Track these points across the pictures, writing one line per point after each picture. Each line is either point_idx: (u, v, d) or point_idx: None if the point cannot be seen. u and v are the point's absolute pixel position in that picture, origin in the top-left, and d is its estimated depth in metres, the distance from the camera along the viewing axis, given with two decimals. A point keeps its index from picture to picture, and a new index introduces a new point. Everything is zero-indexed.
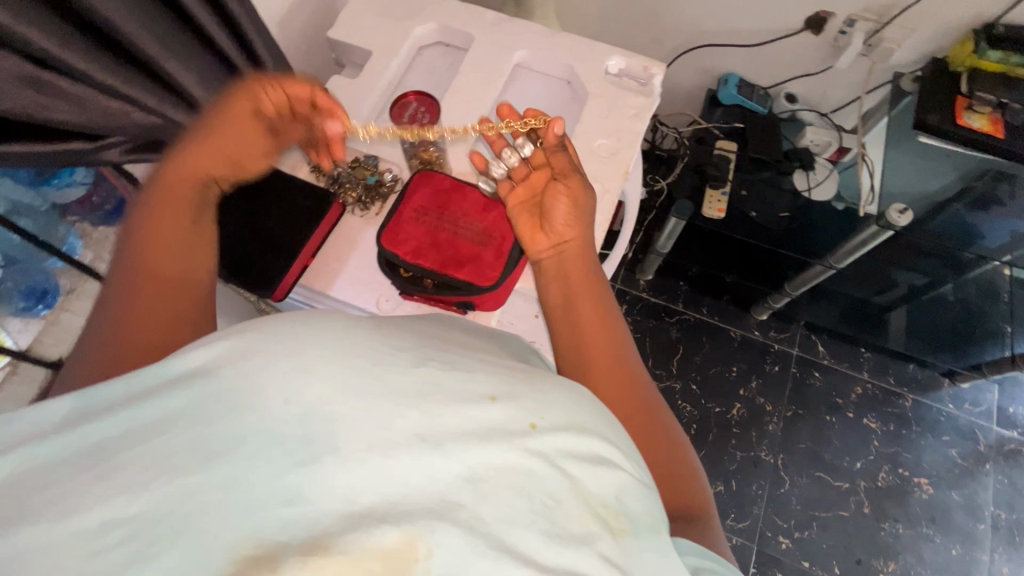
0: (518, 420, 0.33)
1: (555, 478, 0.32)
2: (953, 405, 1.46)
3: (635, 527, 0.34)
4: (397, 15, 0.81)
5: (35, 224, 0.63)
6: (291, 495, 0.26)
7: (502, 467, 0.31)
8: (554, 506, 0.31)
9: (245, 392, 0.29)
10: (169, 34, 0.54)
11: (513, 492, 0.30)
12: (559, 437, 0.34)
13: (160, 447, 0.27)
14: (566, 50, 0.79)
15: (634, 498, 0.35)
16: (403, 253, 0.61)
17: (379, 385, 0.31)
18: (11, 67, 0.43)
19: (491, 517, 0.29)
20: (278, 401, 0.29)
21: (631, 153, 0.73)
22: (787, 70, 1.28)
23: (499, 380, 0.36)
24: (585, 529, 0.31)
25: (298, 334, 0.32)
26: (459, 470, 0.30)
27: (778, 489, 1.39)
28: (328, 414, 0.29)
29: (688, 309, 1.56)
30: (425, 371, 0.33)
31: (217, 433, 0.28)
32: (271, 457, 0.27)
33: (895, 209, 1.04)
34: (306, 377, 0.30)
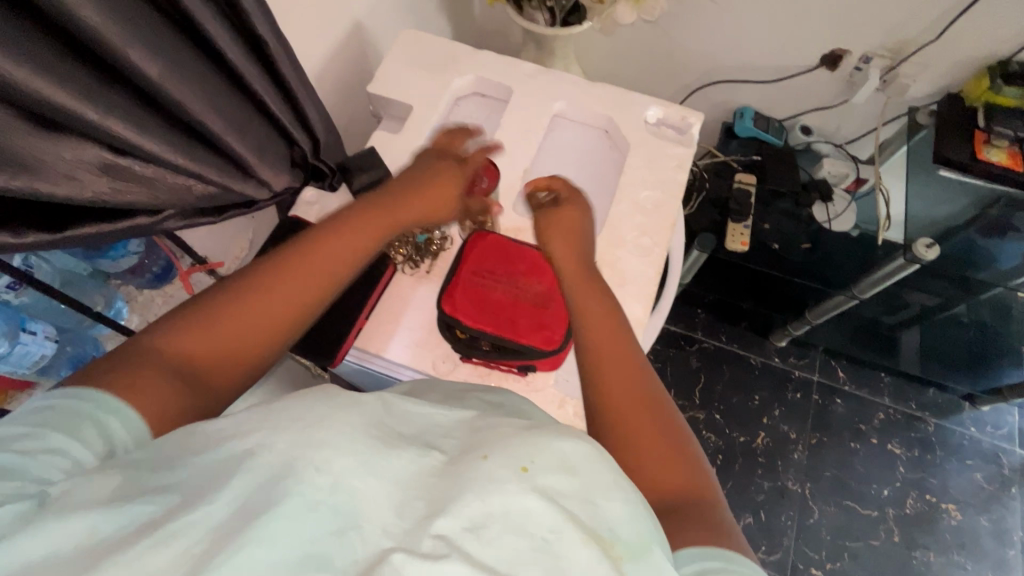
0: (510, 466, 0.34)
1: (551, 514, 0.32)
2: (975, 428, 1.47)
3: (635, 552, 0.33)
4: (435, 69, 0.82)
5: (83, 295, 0.61)
6: (321, 560, 0.30)
7: (504, 514, 0.32)
8: (554, 540, 0.31)
9: (280, 466, 0.33)
10: (230, 108, 0.54)
11: (510, 535, 0.31)
12: (556, 477, 0.34)
13: (206, 515, 0.31)
14: (604, 101, 0.80)
15: (630, 525, 0.34)
16: (461, 316, 0.62)
17: (395, 465, 0.35)
18: (91, 157, 0.43)
19: (494, 563, 0.31)
20: (310, 470, 0.33)
21: (677, 205, 0.73)
22: (802, 104, 1.31)
23: (490, 440, 0.37)
24: (591, 556, 0.31)
25: (332, 418, 0.36)
26: (462, 523, 0.32)
27: (808, 519, 1.37)
28: (353, 488, 0.33)
29: (707, 337, 1.56)
30: (436, 454, 0.37)
31: (256, 501, 0.32)
32: (301, 525, 0.31)
33: (921, 242, 1.06)
34: (333, 450, 0.34)
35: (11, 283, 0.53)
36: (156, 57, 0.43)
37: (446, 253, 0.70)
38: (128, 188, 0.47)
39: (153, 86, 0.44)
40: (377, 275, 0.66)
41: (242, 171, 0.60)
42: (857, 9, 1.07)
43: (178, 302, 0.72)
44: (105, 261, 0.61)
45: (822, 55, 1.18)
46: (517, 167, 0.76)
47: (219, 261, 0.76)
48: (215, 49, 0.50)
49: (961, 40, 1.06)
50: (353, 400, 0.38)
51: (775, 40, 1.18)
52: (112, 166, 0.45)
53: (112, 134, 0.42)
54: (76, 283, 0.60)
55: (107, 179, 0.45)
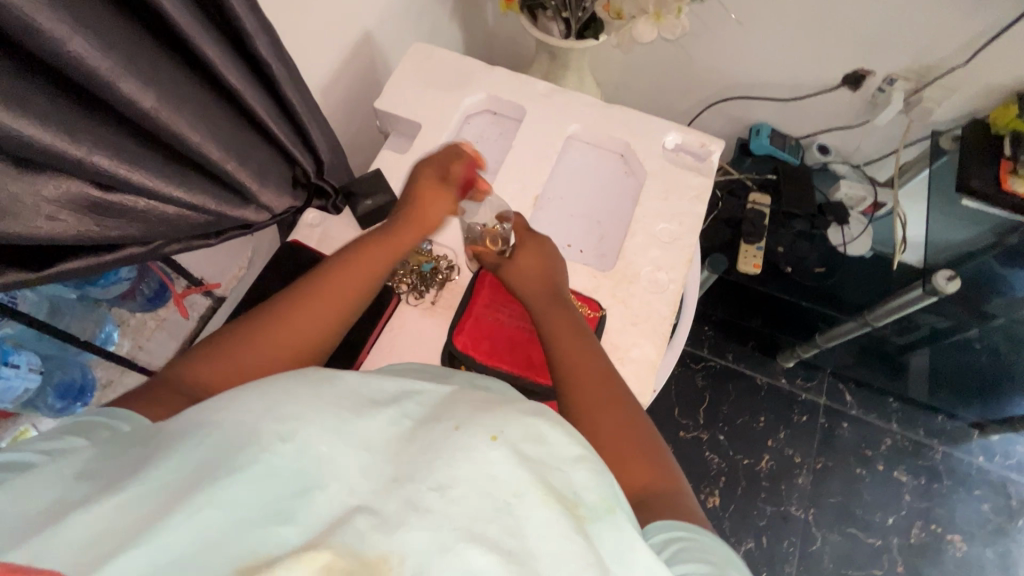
0: (477, 433, 0.35)
1: (518, 475, 0.33)
2: (984, 457, 1.44)
3: (594, 514, 0.35)
4: (445, 85, 0.78)
5: (71, 322, 0.58)
6: (284, 516, 0.31)
7: (468, 476, 0.33)
8: (516, 502, 0.32)
9: (246, 431, 0.35)
10: (228, 134, 0.51)
11: (473, 494, 0.32)
12: (519, 443, 0.35)
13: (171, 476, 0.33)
14: (621, 125, 0.76)
15: (593, 490, 0.36)
16: (471, 352, 0.61)
17: (360, 427, 0.36)
18: (78, 197, 0.40)
19: (457, 519, 0.31)
20: (276, 440, 0.34)
21: (694, 239, 0.70)
22: (821, 123, 1.27)
23: (459, 412, 0.38)
24: (552, 516, 0.32)
25: (299, 394, 0.37)
26: (428, 485, 0.32)
27: (810, 546, 1.35)
28: (319, 452, 0.34)
29: (713, 356, 1.53)
30: (398, 415, 0.38)
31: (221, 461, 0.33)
32: (271, 481, 0.32)
33: (942, 275, 1.03)
34: (295, 417, 0.35)
35: None
36: (151, 89, 0.40)
37: (454, 284, 0.67)
38: (119, 223, 0.45)
39: (146, 119, 0.41)
40: (381, 307, 0.63)
41: (241, 197, 0.57)
42: (883, 29, 1.03)
43: (172, 325, 0.70)
44: (96, 287, 0.58)
45: (845, 75, 1.14)
46: (529, 193, 0.73)
47: (217, 282, 0.73)
48: (214, 75, 0.47)
49: (990, 66, 1.02)
50: (323, 382, 0.39)
51: (796, 58, 1.14)
52: (99, 205, 0.42)
53: (100, 172, 0.39)
54: (66, 311, 0.58)
55: (94, 217, 0.42)
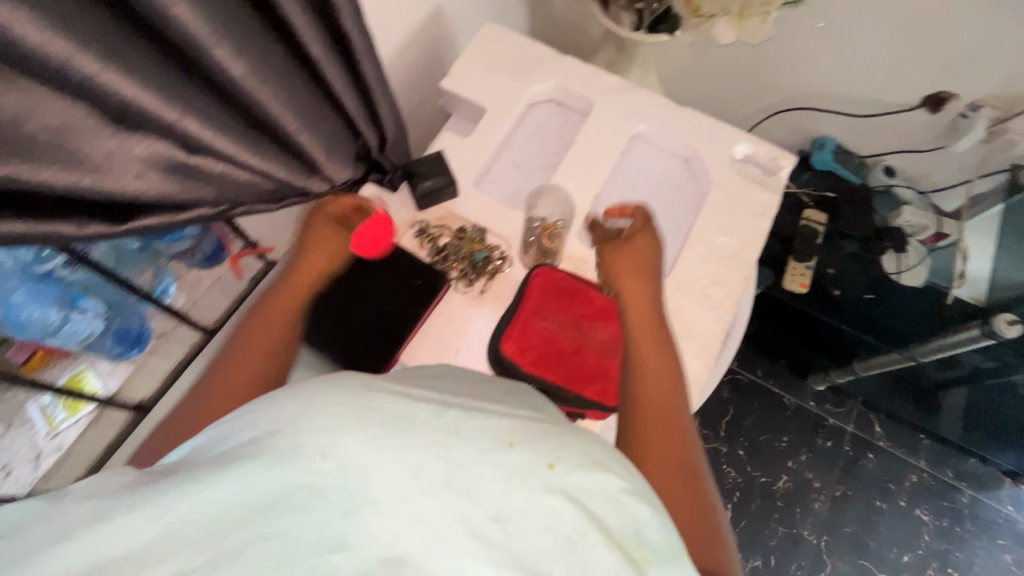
0: (538, 462, 0.35)
1: (576, 514, 0.34)
2: (1013, 507, 1.39)
3: (656, 556, 0.37)
4: (514, 70, 0.77)
5: (131, 272, 0.59)
6: (335, 543, 0.31)
7: (531, 511, 0.33)
8: (578, 540, 0.33)
9: (284, 449, 0.32)
10: (306, 105, 0.51)
11: (537, 531, 0.33)
12: (576, 476, 0.36)
13: (215, 504, 0.31)
14: (690, 130, 0.74)
15: (654, 530, 0.38)
16: (517, 360, 0.59)
17: (407, 434, 0.33)
18: (163, 157, 0.40)
19: (522, 553, 0.32)
20: (317, 456, 0.32)
21: (755, 256, 0.68)
22: (891, 143, 1.21)
23: (514, 425, 0.37)
24: (610, 558, 0.33)
25: (328, 399, 0.34)
26: (489, 512, 0.32)
27: (818, 572, 1.33)
28: (363, 467, 0.32)
29: (742, 369, 1.50)
30: (450, 417, 0.36)
31: (263, 491, 0.31)
32: (318, 506, 0.31)
33: (1004, 319, 0.97)
34: (333, 428, 0.32)
35: (67, 261, 0.52)
36: (243, 58, 0.40)
37: (504, 276, 0.67)
38: (196, 185, 0.45)
39: (232, 83, 0.41)
40: (431, 294, 0.64)
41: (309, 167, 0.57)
42: (976, 51, 0.97)
43: (226, 284, 0.71)
44: (161, 242, 0.59)
45: (925, 96, 1.08)
46: (589, 191, 0.72)
47: (270, 247, 0.74)
48: (298, 45, 0.47)
49: None
50: (360, 383, 0.36)
51: (874, 73, 1.08)
52: (185, 166, 0.43)
53: (188, 136, 0.40)
54: (128, 262, 0.58)
55: (178, 178, 0.43)
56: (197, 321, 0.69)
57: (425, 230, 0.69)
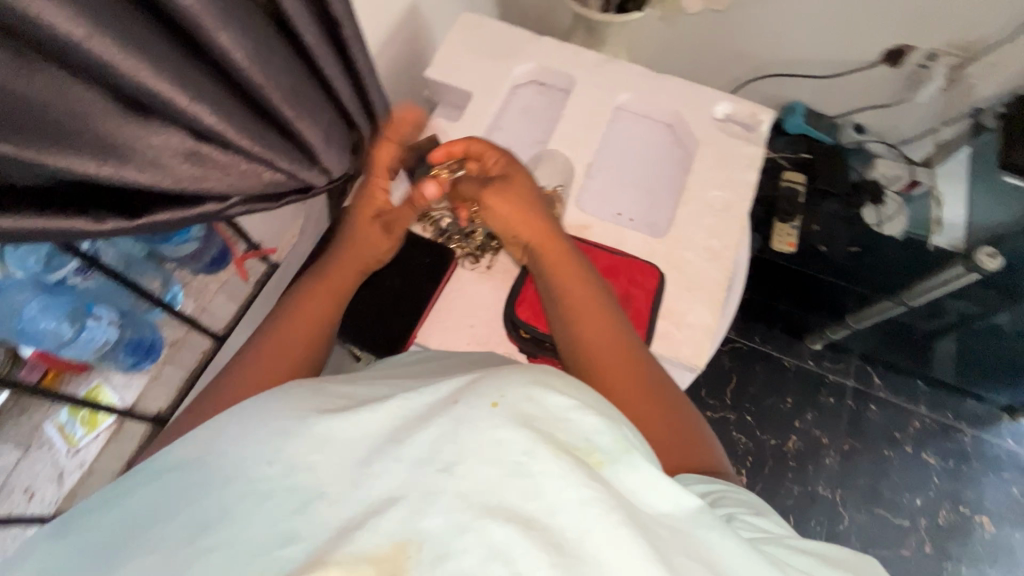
0: (481, 404, 0.38)
1: (525, 438, 0.36)
2: (1014, 441, 1.43)
3: (610, 457, 0.39)
4: (495, 55, 0.79)
5: (139, 277, 0.59)
6: (288, 536, 0.35)
7: (474, 449, 0.36)
8: (528, 461, 0.36)
9: (228, 472, 0.38)
10: (305, 93, 0.52)
11: (484, 465, 0.36)
12: (520, 406, 0.39)
13: (160, 535, 0.36)
14: (672, 95, 0.76)
15: (605, 432, 0.40)
16: (535, 325, 0.62)
17: (350, 429, 0.40)
18: (178, 144, 0.41)
19: (471, 492, 0.35)
20: (266, 463, 0.38)
21: (747, 206, 0.70)
22: (858, 99, 1.26)
23: (453, 389, 0.41)
24: (562, 464, 0.36)
25: (274, 419, 0.41)
26: (437, 467, 0.36)
27: (837, 525, 1.35)
28: (309, 463, 0.38)
29: (740, 337, 1.53)
30: (394, 404, 0.41)
31: (205, 515, 0.36)
32: (266, 504, 0.36)
33: (986, 252, 1.00)
34: (280, 438, 0.39)
35: (77, 266, 0.52)
36: (246, 42, 0.41)
37: (509, 249, 0.68)
38: (208, 175, 0.46)
39: (238, 69, 0.42)
40: (441, 271, 0.66)
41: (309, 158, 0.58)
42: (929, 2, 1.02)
43: (232, 287, 0.71)
44: (167, 246, 0.59)
45: (885, 51, 1.13)
46: (581, 161, 0.73)
47: (273, 248, 0.75)
48: (292, 32, 0.48)
49: None
50: (309, 396, 0.43)
51: (836, 34, 1.13)
52: (198, 153, 0.43)
53: (199, 122, 0.40)
54: (135, 267, 0.59)
55: (193, 166, 0.43)
56: (207, 327, 0.69)
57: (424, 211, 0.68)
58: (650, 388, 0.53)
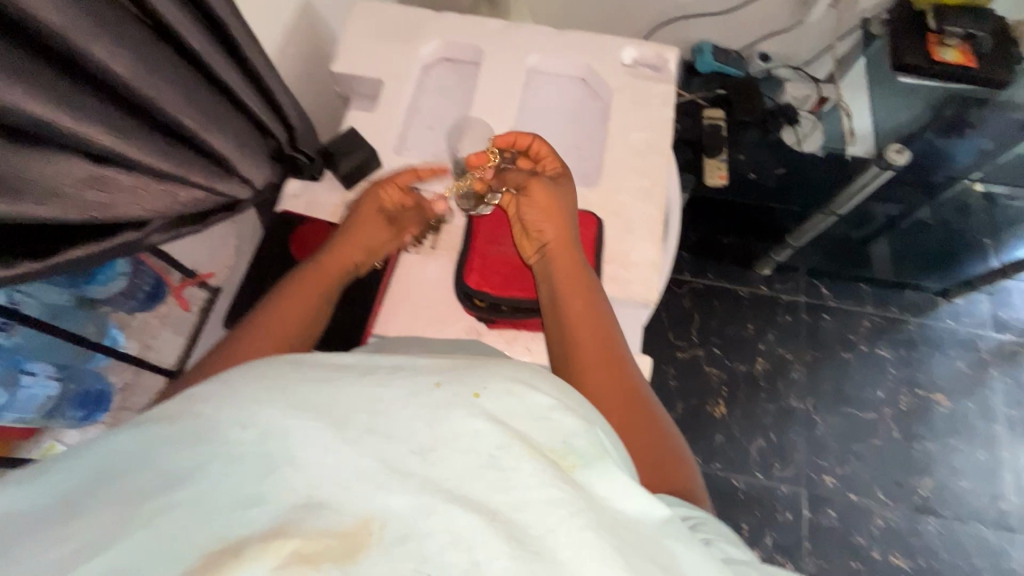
0: (462, 393, 0.36)
1: (497, 433, 0.34)
2: (952, 320, 1.55)
3: (583, 459, 0.36)
4: (399, 38, 0.78)
5: (72, 325, 0.56)
6: (256, 499, 0.31)
7: (452, 437, 0.34)
8: (501, 454, 0.33)
9: (200, 429, 0.33)
10: (205, 101, 0.50)
11: (456, 453, 0.33)
12: (503, 400, 0.36)
13: (131, 488, 0.31)
14: (578, 48, 0.78)
15: (581, 436, 0.37)
16: (487, 289, 0.62)
17: (324, 399, 0.35)
18: (75, 170, 0.39)
19: (440, 478, 0.32)
20: (235, 427, 0.33)
21: (669, 142, 0.73)
22: (758, 29, 1.32)
23: (442, 367, 0.38)
24: (533, 464, 0.33)
25: (258, 380, 0.36)
26: (411, 447, 0.33)
27: (814, 431, 1.44)
28: (284, 430, 0.33)
29: (695, 277, 1.59)
30: (379, 377, 0.37)
31: (173, 471, 0.32)
32: (237, 469, 0.32)
33: (893, 149, 1.09)
34: (252, 403, 0.34)
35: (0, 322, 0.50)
36: (125, 52, 0.40)
37: (450, 226, 0.67)
38: (117, 200, 0.44)
39: (124, 83, 0.41)
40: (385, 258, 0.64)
41: (223, 169, 0.56)
42: None
43: (176, 319, 0.69)
44: (93, 286, 0.57)
45: None
46: (504, 127, 0.74)
47: (210, 272, 0.73)
48: (180, 42, 0.46)
49: None
50: (290, 363, 0.38)
51: None
52: (101, 178, 0.41)
53: (93, 142, 0.39)
54: (65, 315, 0.56)
55: (96, 191, 0.42)
56: (160, 364, 0.67)
57: None
58: (622, 378, 0.53)
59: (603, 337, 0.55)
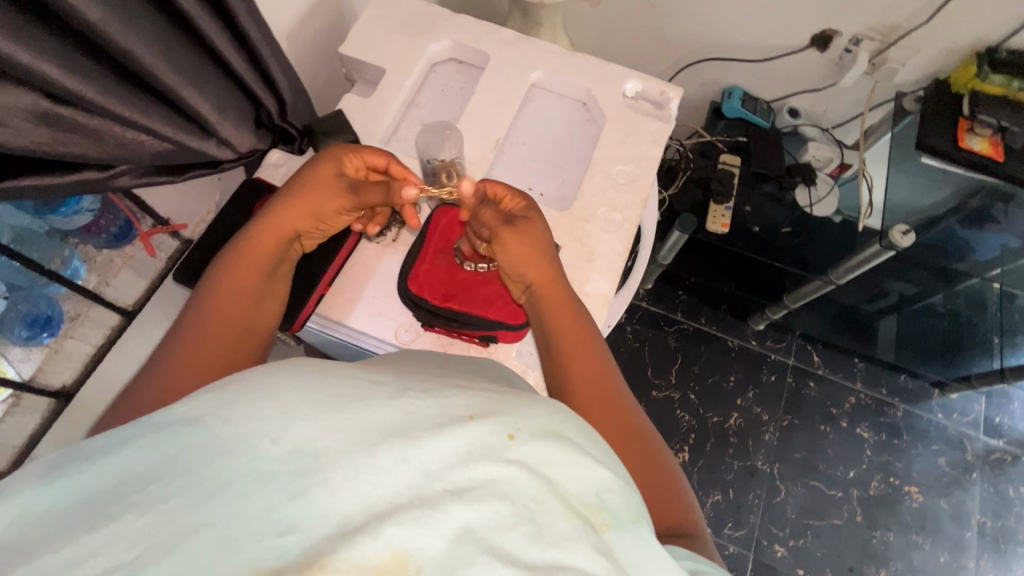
0: (497, 433, 0.33)
1: (536, 483, 0.32)
2: (942, 414, 1.50)
3: (615, 521, 0.35)
4: (410, 32, 0.79)
5: (36, 252, 0.59)
6: (282, 526, 0.28)
7: (489, 482, 0.31)
8: (538, 509, 0.31)
9: (233, 438, 0.31)
10: (184, 58, 0.52)
11: (493, 499, 0.30)
12: (538, 446, 0.34)
13: (162, 493, 0.29)
14: (582, 72, 0.78)
15: (616, 494, 0.36)
16: (427, 296, 0.62)
17: (359, 419, 0.32)
18: (27, 104, 0.41)
19: (478, 525, 0.29)
20: (265, 442, 0.30)
21: (650, 180, 0.72)
22: (790, 85, 1.29)
23: (474, 402, 0.36)
24: (570, 524, 0.32)
25: (279, 385, 0.33)
26: (446, 486, 0.30)
27: (774, 498, 1.40)
28: (314, 449, 0.30)
29: (687, 318, 1.56)
30: (406, 401, 0.34)
31: (207, 481, 0.29)
32: (266, 489, 0.29)
33: (898, 230, 1.08)
34: (283, 413, 0.31)
35: None
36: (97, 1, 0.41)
37: (414, 223, 0.68)
38: (72, 139, 0.46)
39: (93, 31, 0.42)
40: (340, 241, 0.64)
41: (198, 128, 0.58)
42: None
43: (140, 263, 0.71)
44: (57, 217, 0.60)
45: (813, 35, 1.16)
46: (491, 136, 0.74)
47: (184, 224, 0.75)
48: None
49: (955, 26, 1.05)
50: (317, 373, 0.35)
51: (766, 19, 1.15)
52: (53, 116, 0.43)
53: (49, 80, 0.41)
54: (30, 240, 0.59)
55: (47, 128, 0.44)
56: (113, 302, 0.69)
57: None
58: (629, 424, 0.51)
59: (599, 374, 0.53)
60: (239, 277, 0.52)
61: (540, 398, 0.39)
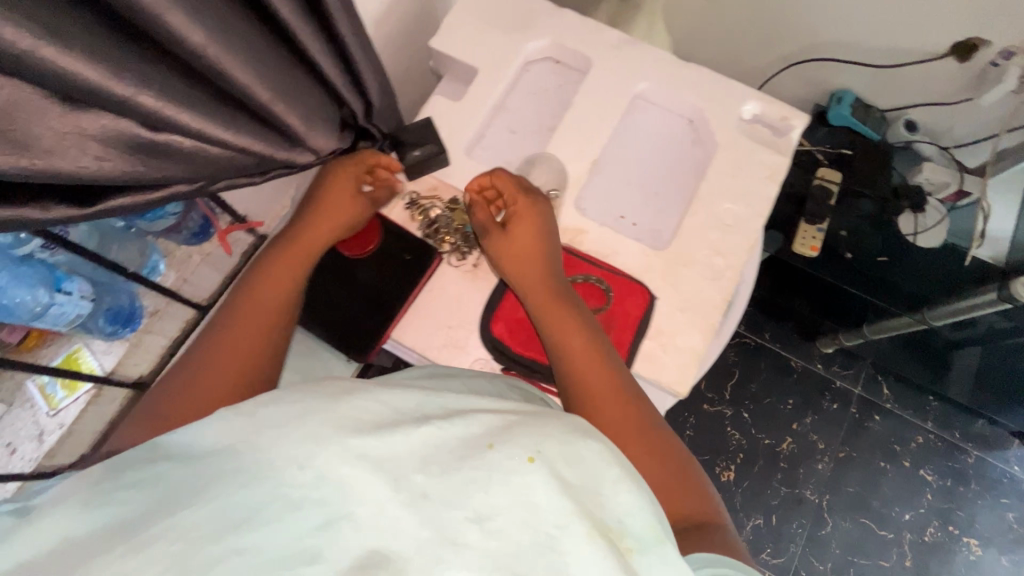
0: (512, 458, 0.40)
1: (557, 504, 0.39)
2: (1019, 467, 1.39)
3: (640, 544, 0.40)
4: (508, 27, 0.72)
5: (122, 252, 0.59)
6: (315, 547, 0.36)
7: (504, 508, 0.39)
8: (558, 535, 0.37)
9: (266, 462, 0.39)
10: (279, 73, 0.48)
11: (514, 528, 0.38)
12: (549, 470, 0.40)
13: (220, 505, 0.37)
14: (697, 88, 0.69)
15: (638, 517, 0.41)
16: (508, 342, 0.61)
17: (387, 450, 0.40)
18: (124, 136, 0.38)
19: (498, 551, 0.37)
20: (301, 463, 0.39)
21: (760, 224, 0.65)
22: (914, 95, 1.14)
23: (493, 429, 0.43)
24: (592, 544, 0.37)
25: (312, 412, 0.41)
26: (466, 517, 0.38)
27: (819, 530, 1.35)
28: (342, 474, 0.38)
29: (750, 332, 1.47)
30: (428, 430, 0.42)
31: (247, 503, 0.37)
32: (321, 500, 0.38)
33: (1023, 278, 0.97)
34: (313, 439, 0.39)
35: (44, 244, 0.51)
36: (196, 25, 0.37)
37: None
38: (165, 164, 0.43)
39: (193, 55, 0.38)
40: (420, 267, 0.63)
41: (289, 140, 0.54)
42: None
43: (216, 260, 0.70)
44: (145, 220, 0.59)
45: (954, 43, 1.00)
46: (587, 156, 0.68)
47: (259, 221, 0.73)
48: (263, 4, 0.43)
49: None
50: (344, 396, 0.43)
51: (905, 18, 1.00)
52: (147, 144, 0.40)
53: (146, 112, 0.37)
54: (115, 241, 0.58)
55: (141, 157, 0.41)
56: (190, 298, 0.69)
57: (416, 201, 0.66)
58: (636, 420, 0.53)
59: (602, 373, 0.55)
60: (270, 276, 0.58)
61: (554, 417, 0.46)
